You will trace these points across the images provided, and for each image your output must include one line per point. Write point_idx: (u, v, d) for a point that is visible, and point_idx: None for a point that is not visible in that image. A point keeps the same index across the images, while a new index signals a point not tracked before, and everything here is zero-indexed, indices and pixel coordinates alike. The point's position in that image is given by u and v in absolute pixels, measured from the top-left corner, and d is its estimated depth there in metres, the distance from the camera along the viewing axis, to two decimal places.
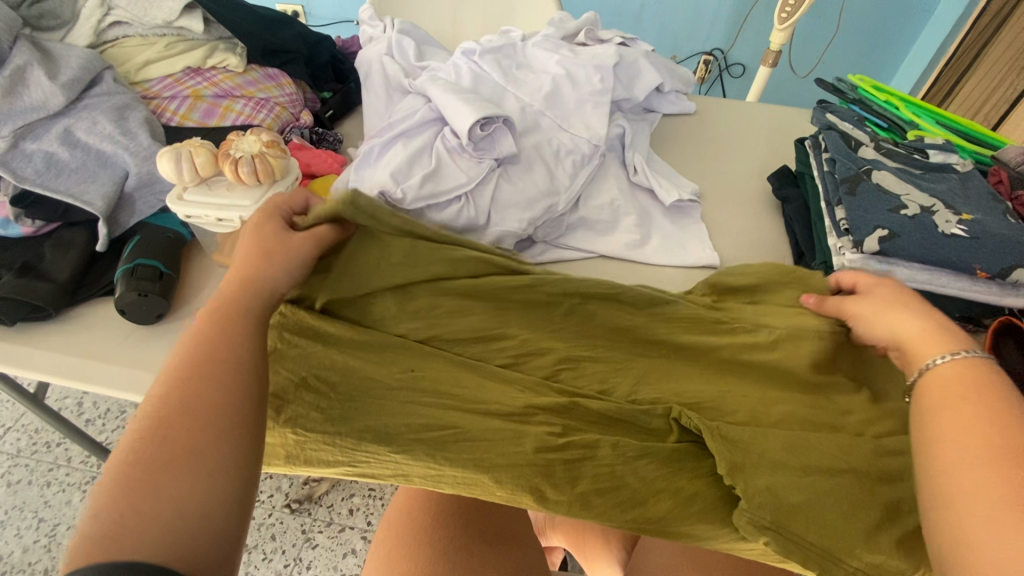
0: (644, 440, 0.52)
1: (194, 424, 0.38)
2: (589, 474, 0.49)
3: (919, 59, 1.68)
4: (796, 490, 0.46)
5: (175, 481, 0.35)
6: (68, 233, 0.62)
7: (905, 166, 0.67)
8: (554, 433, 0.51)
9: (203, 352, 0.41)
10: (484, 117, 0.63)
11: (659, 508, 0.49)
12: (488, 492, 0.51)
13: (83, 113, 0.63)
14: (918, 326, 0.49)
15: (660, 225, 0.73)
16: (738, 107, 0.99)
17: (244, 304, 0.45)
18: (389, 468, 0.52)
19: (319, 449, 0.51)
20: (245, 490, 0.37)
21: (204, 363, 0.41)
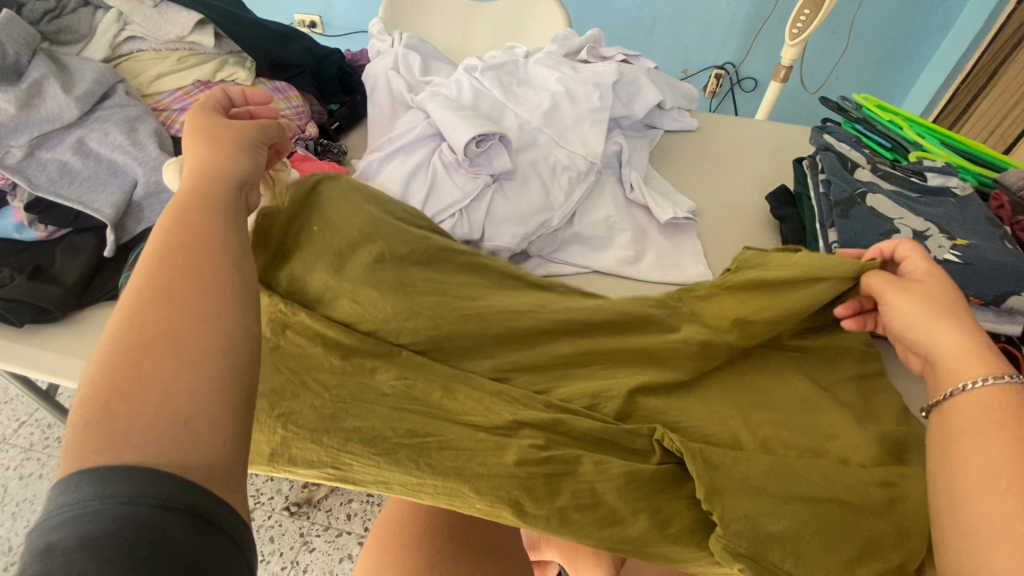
0: (628, 461, 0.52)
1: (174, 319, 0.33)
2: (569, 489, 0.50)
3: (933, 77, 1.66)
4: (777, 518, 0.46)
5: (165, 377, 0.31)
6: (78, 238, 0.65)
7: (902, 189, 0.67)
8: (537, 447, 0.52)
9: (170, 249, 0.37)
10: (480, 134, 0.65)
11: (637, 528, 0.48)
12: (468, 504, 0.51)
13: (95, 125, 0.66)
14: (959, 341, 0.44)
15: (655, 243, 0.73)
16: (740, 124, 0.99)
17: (211, 201, 0.41)
18: (370, 473, 0.52)
19: (305, 447, 0.52)
20: (247, 383, 0.34)
21: (178, 258, 0.36)
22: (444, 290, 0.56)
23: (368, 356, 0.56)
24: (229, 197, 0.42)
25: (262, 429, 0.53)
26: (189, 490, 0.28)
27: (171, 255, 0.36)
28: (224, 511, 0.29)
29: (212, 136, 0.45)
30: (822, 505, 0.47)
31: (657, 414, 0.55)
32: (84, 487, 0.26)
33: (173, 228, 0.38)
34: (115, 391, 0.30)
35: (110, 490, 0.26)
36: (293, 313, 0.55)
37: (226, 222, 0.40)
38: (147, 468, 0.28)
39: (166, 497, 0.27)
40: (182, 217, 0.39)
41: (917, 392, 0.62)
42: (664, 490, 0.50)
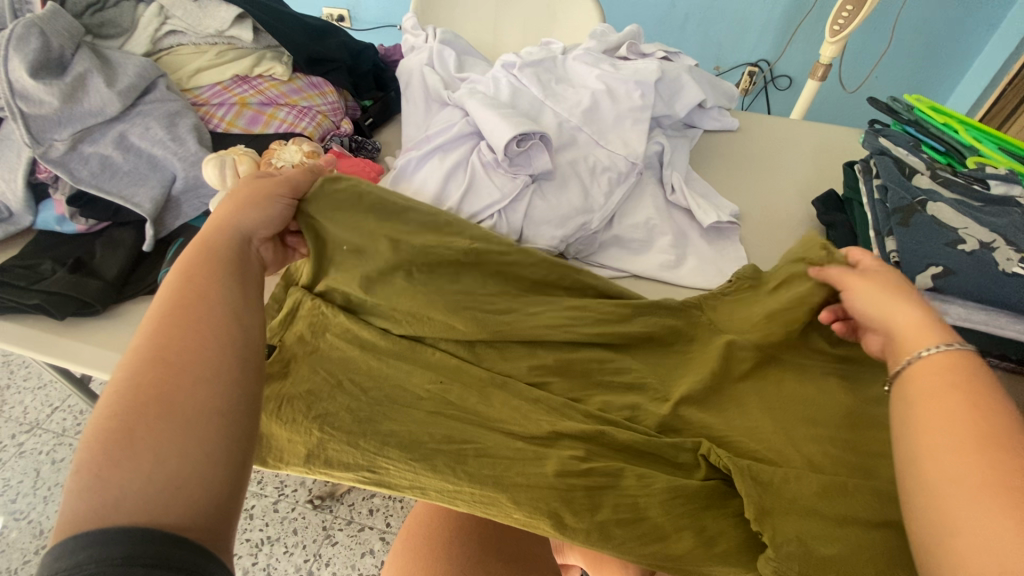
0: (672, 476, 0.50)
1: (171, 381, 0.36)
2: (610, 503, 0.48)
3: (980, 76, 1.58)
4: (829, 541, 0.44)
5: (156, 439, 0.34)
6: (118, 232, 0.66)
7: (964, 197, 0.63)
8: (578, 458, 0.51)
9: (173, 309, 0.39)
10: (520, 134, 0.62)
11: (681, 546, 0.47)
12: (504, 513, 0.50)
13: (137, 120, 0.66)
14: (909, 318, 0.40)
15: (697, 247, 0.71)
16: (783, 124, 0.96)
17: (231, 264, 0.44)
18: (406, 479, 0.51)
19: (341, 450, 0.52)
20: (236, 448, 0.36)
21: (183, 319, 0.39)
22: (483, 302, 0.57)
23: (403, 360, 0.56)
24: (231, 252, 0.45)
25: (298, 431, 0.52)
26: (178, 553, 0.30)
27: (177, 317, 0.39)
28: (212, 566, 0.31)
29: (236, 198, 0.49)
30: (878, 528, 0.45)
31: (701, 428, 0.53)
32: (79, 550, 0.29)
33: (182, 288, 0.41)
34: (114, 451, 0.33)
35: (107, 551, 0.29)
36: (334, 317, 0.58)
37: (227, 279, 0.43)
38: (134, 531, 0.30)
39: (157, 558, 0.29)
40: (189, 276, 0.42)
41: None
42: (707, 508, 0.49)
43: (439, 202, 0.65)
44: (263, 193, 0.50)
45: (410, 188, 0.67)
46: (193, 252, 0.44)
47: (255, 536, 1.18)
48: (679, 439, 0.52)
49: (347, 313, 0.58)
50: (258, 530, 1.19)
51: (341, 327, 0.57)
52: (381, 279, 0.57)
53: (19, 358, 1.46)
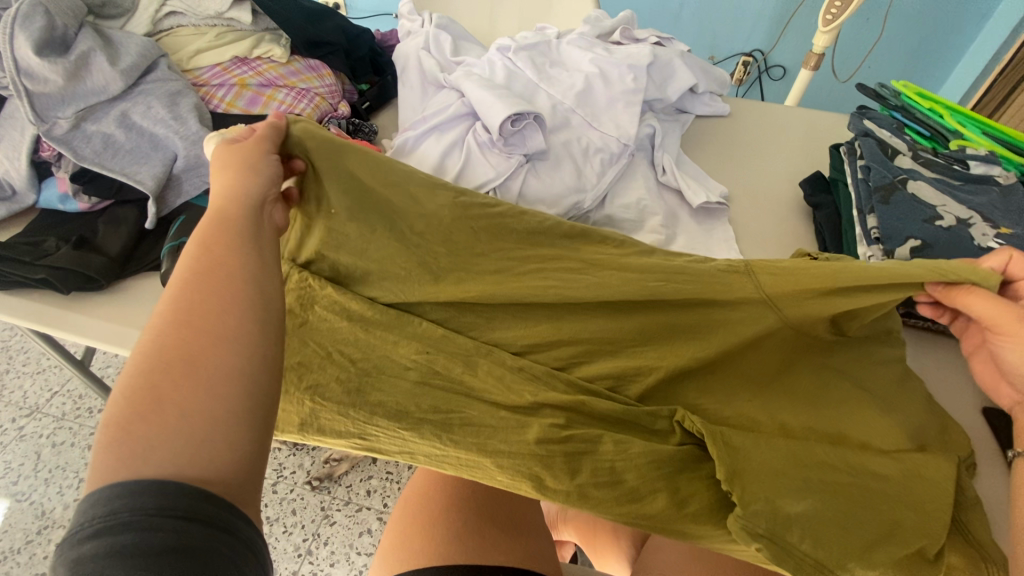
0: (649, 441, 0.52)
1: (193, 343, 0.37)
2: (588, 467, 0.50)
3: (970, 66, 1.60)
4: (797, 499, 0.46)
5: (179, 399, 0.34)
6: (120, 211, 0.67)
7: (943, 177, 0.66)
8: (559, 425, 0.52)
9: (192, 277, 0.40)
10: (515, 113, 0.64)
11: (655, 506, 0.49)
12: (489, 475, 0.53)
13: (139, 98, 0.67)
14: None
15: (687, 227, 0.73)
16: (773, 110, 0.98)
17: (245, 231, 0.44)
18: (395, 444, 0.54)
19: (334, 420, 0.54)
20: (259, 408, 0.37)
21: (202, 284, 0.39)
22: (476, 264, 0.58)
23: (390, 331, 0.57)
24: (242, 219, 0.45)
25: (291, 401, 0.55)
26: (206, 507, 0.31)
27: (195, 281, 0.39)
28: (239, 520, 0.33)
29: (235, 168, 0.48)
30: (842, 489, 0.47)
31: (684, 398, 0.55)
32: (113, 501, 0.30)
33: (200, 254, 0.41)
34: (139, 409, 0.34)
35: (140, 502, 0.30)
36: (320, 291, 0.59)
37: (241, 247, 0.43)
38: (164, 484, 0.31)
39: (186, 509, 0.31)
40: (206, 242, 0.42)
41: (954, 383, 0.61)
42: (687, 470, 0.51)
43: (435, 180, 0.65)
44: (262, 164, 0.49)
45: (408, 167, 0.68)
46: (207, 221, 0.44)
47: None
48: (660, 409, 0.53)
49: (333, 285, 0.59)
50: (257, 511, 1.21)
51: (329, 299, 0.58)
52: (374, 244, 0.58)
53: (18, 343, 1.47)
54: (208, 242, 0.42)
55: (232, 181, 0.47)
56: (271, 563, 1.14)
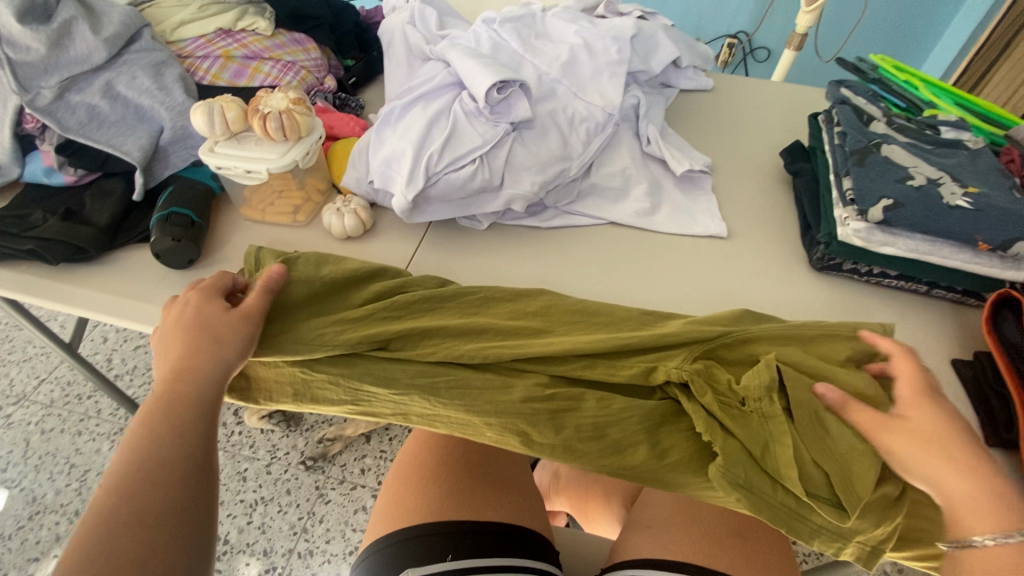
0: (632, 398, 0.54)
1: (150, 515, 0.41)
2: (572, 424, 0.52)
3: (950, 46, 1.64)
4: (763, 445, 0.50)
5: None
6: (106, 183, 0.66)
7: (916, 141, 0.68)
8: (542, 386, 0.54)
9: (151, 460, 0.43)
10: (500, 81, 0.65)
11: (638, 458, 0.51)
12: (478, 433, 0.53)
13: (123, 68, 0.68)
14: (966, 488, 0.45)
15: (671, 197, 0.75)
16: (755, 84, 0.99)
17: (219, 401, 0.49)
18: (390, 406, 0.54)
19: (324, 388, 0.54)
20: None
21: (181, 446, 0.45)
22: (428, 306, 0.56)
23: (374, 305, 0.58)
24: (206, 407, 0.48)
25: (283, 371, 0.55)
26: None
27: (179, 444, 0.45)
28: None
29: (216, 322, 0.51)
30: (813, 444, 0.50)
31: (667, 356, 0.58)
32: None
33: (183, 414, 0.46)
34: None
35: None
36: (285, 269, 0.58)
37: (198, 425, 0.47)
38: None
39: None
40: (191, 402, 0.47)
41: (927, 336, 0.62)
42: (662, 422, 0.53)
43: (422, 146, 0.64)
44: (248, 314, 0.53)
45: (394, 135, 0.67)
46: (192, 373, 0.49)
47: (249, 496, 1.21)
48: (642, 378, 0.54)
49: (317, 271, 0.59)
50: (251, 491, 1.22)
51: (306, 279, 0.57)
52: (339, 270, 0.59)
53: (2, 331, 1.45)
54: (192, 402, 0.47)
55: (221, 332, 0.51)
56: (267, 541, 1.15)
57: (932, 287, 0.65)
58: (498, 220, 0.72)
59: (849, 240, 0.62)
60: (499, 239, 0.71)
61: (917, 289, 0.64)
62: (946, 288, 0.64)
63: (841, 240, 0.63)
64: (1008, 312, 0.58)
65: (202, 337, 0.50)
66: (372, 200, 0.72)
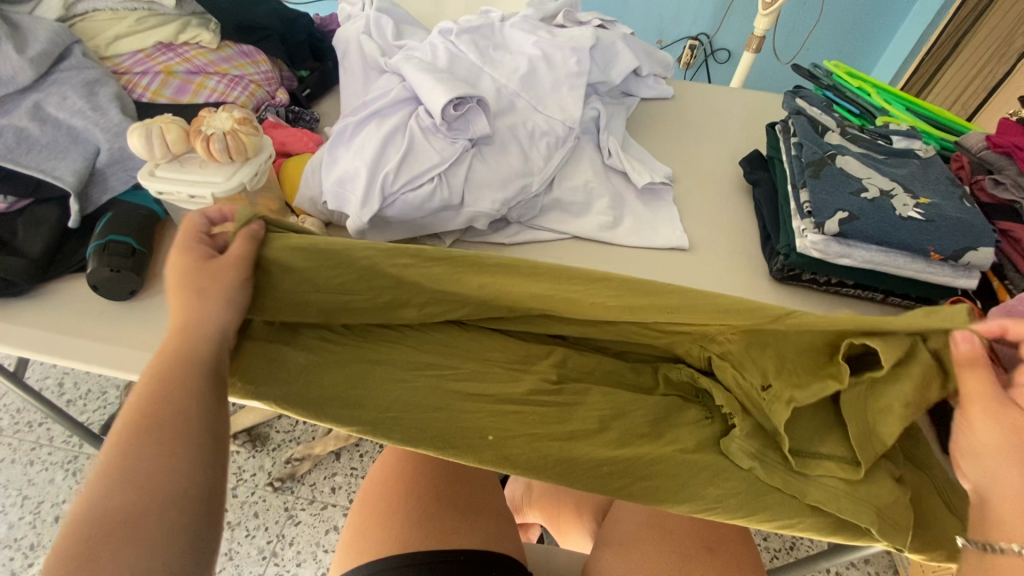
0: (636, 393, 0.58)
1: (157, 445, 0.39)
2: (581, 415, 0.53)
3: (902, 47, 1.69)
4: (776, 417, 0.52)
5: (149, 520, 0.36)
6: (40, 210, 0.61)
7: (869, 151, 0.69)
8: (548, 380, 0.57)
9: (160, 392, 0.41)
10: (457, 97, 0.63)
11: None
12: (480, 439, 0.49)
13: (53, 88, 0.64)
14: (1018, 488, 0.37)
15: (634, 209, 0.74)
16: (715, 91, 1.00)
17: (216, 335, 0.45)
18: (387, 401, 0.50)
19: (326, 372, 0.51)
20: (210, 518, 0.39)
21: (183, 375, 0.42)
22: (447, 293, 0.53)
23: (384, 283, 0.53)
24: (208, 341, 0.44)
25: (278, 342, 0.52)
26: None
27: (179, 374, 0.42)
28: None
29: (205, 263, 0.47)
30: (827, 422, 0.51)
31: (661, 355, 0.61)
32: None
33: (180, 348, 0.43)
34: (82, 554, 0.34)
35: None
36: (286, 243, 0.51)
37: (200, 355, 0.43)
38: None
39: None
40: (187, 335, 0.44)
41: None
42: (671, 410, 0.56)
43: (377, 165, 0.62)
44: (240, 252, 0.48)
45: (348, 153, 0.64)
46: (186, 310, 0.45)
47: None
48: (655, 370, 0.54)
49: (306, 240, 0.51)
50: None
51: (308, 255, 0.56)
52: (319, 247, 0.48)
53: None
54: (187, 334, 0.44)
55: (213, 270, 0.46)
56: (234, 567, 1.11)
57: (887, 297, 0.66)
58: (459, 237, 0.71)
59: (807, 252, 0.62)
60: None
61: (874, 298, 0.65)
62: (901, 297, 0.65)
63: (800, 252, 0.64)
64: None
65: (193, 276, 0.46)
66: (327, 220, 0.70)
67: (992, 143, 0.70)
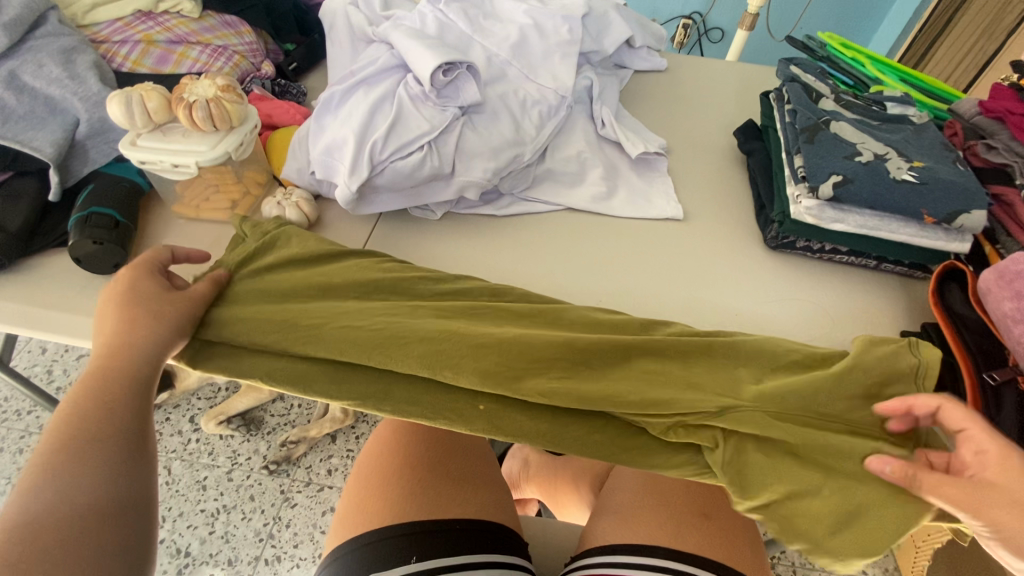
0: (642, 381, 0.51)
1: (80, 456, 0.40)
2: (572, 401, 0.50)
3: (895, 23, 1.68)
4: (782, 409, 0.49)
5: (65, 535, 0.37)
6: (19, 184, 0.60)
7: (864, 117, 0.69)
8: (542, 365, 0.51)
9: (87, 406, 0.42)
10: (446, 63, 0.62)
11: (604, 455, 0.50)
12: (469, 405, 0.49)
13: (28, 56, 0.62)
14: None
15: (627, 180, 0.74)
16: (708, 64, 0.99)
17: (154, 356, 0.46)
18: (372, 371, 0.50)
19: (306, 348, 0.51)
20: (137, 535, 0.40)
21: (115, 392, 0.43)
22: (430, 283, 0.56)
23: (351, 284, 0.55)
24: (146, 361, 0.45)
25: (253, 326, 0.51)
26: None
27: (111, 389, 0.43)
28: None
29: (143, 288, 0.48)
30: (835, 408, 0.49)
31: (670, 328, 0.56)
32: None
33: (113, 367, 0.44)
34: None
35: None
36: (245, 282, 0.54)
37: (136, 374, 0.45)
38: None
39: None
40: (123, 354, 0.45)
41: (880, 310, 0.63)
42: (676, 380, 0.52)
43: (365, 133, 0.61)
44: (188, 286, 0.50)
45: (335, 122, 0.63)
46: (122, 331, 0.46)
47: (210, 505, 1.16)
48: (637, 419, 0.49)
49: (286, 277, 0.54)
50: (212, 500, 1.17)
51: (289, 249, 0.56)
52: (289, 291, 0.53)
53: None
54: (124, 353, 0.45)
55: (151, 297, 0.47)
56: (230, 550, 1.11)
57: (881, 262, 0.66)
58: (451, 209, 0.70)
59: (801, 218, 0.62)
60: (454, 229, 0.69)
61: (868, 264, 0.65)
62: (895, 262, 0.66)
63: (794, 218, 0.63)
64: (954, 284, 0.59)
65: (133, 299, 0.47)
66: (318, 192, 0.69)
67: (985, 108, 0.69)
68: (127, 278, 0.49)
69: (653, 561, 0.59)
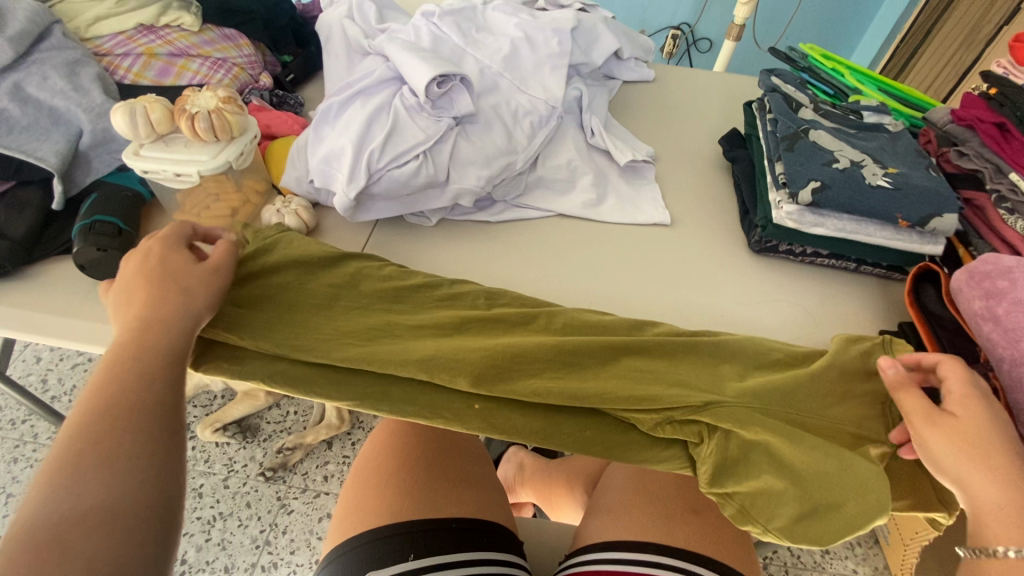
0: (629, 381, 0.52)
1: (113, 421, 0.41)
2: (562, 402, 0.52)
3: (878, 34, 1.73)
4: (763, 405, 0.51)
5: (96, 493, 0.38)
6: (21, 193, 0.61)
7: (841, 126, 0.72)
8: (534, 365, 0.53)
9: (121, 372, 0.43)
10: (440, 75, 0.65)
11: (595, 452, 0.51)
12: (465, 407, 0.51)
13: (33, 69, 0.64)
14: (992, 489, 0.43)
15: (616, 187, 0.76)
16: (694, 74, 1.02)
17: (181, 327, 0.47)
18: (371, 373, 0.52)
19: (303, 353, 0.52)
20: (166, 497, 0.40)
21: (147, 359, 0.44)
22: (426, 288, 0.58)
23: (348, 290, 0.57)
24: (175, 330, 0.46)
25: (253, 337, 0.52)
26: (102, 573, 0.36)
27: (143, 357, 0.44)
28: None
29: (173, 263, 0.50)
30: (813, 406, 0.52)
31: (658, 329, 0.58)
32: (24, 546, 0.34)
33: (145, 335, 0.45)
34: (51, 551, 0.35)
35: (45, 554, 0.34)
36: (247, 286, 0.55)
37: (166, 343, 0.46)
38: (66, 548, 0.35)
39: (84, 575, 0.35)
40: (154, 323, 0.46)
41: (860, 311, 0.66)
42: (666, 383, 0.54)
43: (362, 142, 0.63)
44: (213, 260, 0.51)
45: (333, 131, 0.65)
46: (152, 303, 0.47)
47: (206, 513, 1.16)
48: (626, 415, 0.51)
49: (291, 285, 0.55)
50: (208, 507, 1.17)
51: (290, 252, 0.57)
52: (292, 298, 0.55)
53: None
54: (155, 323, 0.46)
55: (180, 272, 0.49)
56: (227, 557, 1.11)
57: (860, 264, 0.68)
58: (446, 216, 0.72)
59: (782, 222, 0.65)
60: (449, 235, 0.71)
61: (848, 267, 0.68)
62: (873, 264, 0.68)
63: (776, 223, 0.66)
64: (929, 285, 0.62)
65: (163, 273, 0.49)
66: (316, 200, 0.70)
67: (957, 117, 0.72)
68: (157, 252, 0.50)
69: (644, 557, 0.61)
